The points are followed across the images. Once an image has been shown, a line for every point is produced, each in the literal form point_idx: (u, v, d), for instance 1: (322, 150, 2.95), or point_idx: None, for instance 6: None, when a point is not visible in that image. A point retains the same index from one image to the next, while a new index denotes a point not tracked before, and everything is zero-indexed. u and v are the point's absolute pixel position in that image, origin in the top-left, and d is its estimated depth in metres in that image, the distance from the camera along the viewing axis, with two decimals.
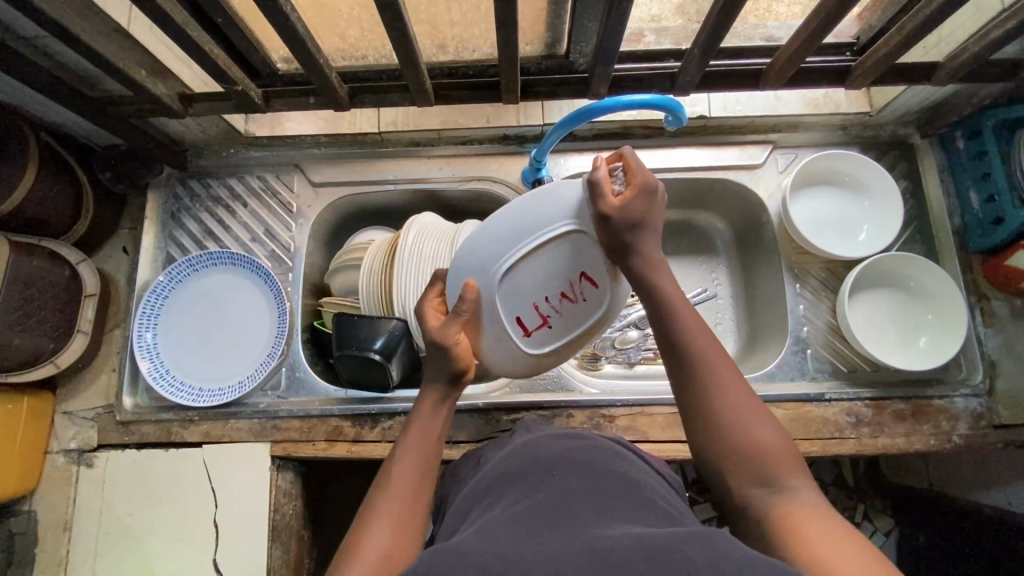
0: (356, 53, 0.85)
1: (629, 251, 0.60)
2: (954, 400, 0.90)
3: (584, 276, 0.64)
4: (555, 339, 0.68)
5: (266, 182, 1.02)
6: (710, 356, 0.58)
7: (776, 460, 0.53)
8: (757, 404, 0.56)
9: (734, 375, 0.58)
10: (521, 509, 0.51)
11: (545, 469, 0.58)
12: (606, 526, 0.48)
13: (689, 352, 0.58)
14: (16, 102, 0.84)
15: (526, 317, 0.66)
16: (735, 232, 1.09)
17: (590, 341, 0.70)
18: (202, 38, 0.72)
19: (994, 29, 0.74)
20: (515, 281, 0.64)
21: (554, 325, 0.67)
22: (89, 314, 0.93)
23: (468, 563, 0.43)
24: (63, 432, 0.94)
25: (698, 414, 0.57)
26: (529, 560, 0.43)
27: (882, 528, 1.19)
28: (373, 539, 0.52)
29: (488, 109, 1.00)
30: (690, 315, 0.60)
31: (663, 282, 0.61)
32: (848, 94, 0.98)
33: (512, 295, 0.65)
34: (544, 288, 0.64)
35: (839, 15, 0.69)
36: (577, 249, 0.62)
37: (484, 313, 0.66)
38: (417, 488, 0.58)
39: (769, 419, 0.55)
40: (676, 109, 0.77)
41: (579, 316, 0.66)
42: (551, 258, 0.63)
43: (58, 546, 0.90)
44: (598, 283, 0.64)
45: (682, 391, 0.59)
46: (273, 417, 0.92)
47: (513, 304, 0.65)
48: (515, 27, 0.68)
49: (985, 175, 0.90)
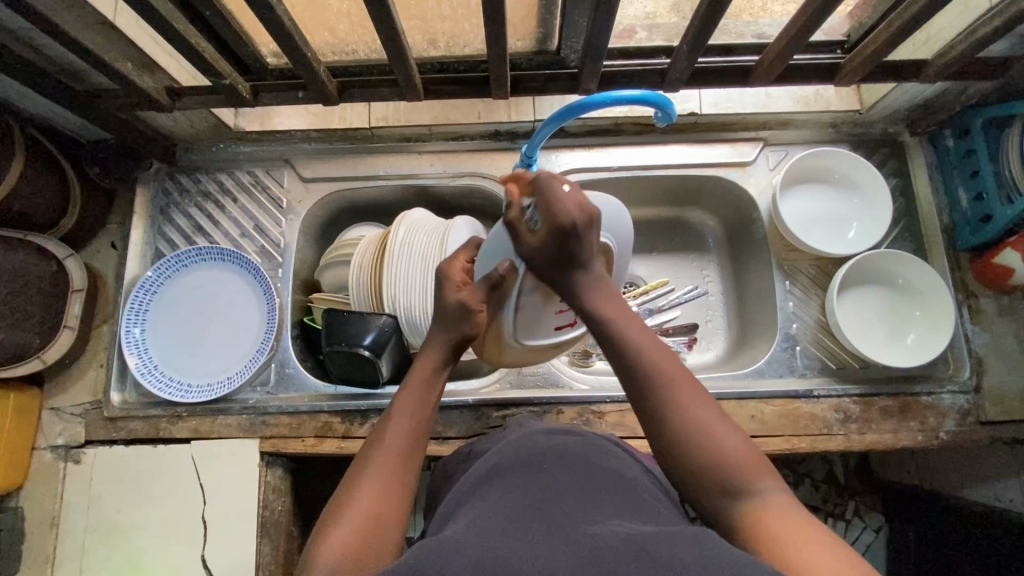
0: (346, 47, 0.85)
1: (568, 285, 0.64)
2: (941, 397, 0.90)
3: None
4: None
5: (256, 177, 1.01)
6: (661, 369, 0.58)
7: (737, 466, 0.52)
8: (717, 413, 0.55)
9: (691, 383, 0.57)
10: (506, 510, 0.50)
11: (523, 467, 0.58)
12: (594, 522, 0.48)
13: (638, 362, 0.59)
14: (1, 94, 0.83)
15: (565, 313, 0.73)
16: (725, 229, 1.09)
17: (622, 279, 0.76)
18: (189, 30, 0.71)
19: (982, 26, 0.74)
20: (531, 312, 0.70)
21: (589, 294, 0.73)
22: (76, 310, 0.91)
23: (456, 558, 0.43)
24: (50, 428, 0.93)
25: (653, 429, 0.57)
26: (520, 559, 0.43)
27: (871, 524, 1.21)
28: (358, 501, 0.53)
29: (479, 104, 1.00)
30: (641, 333, 0.61)
31: (603, 305, 0.63)
32: (838, 92, 0.99)
33: (542, 318, 0.72)
34: (557, 297, 0.70)
35: (825, 13, 0.69)
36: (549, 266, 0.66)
37: (532, 335, 0.74)
38: (407, 452, 0.58)
39: (730, 425, 0.55)
40: (665, 105, 0.76)
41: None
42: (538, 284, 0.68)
43: (45, 543, 0.89)
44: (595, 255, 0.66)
45: (636, 402, 0.59)
46: (263, 412, 0.92)
47: (547, 318, 0.72)
48: (503, 22, 0.68)
49: (974, 173, 0.91)
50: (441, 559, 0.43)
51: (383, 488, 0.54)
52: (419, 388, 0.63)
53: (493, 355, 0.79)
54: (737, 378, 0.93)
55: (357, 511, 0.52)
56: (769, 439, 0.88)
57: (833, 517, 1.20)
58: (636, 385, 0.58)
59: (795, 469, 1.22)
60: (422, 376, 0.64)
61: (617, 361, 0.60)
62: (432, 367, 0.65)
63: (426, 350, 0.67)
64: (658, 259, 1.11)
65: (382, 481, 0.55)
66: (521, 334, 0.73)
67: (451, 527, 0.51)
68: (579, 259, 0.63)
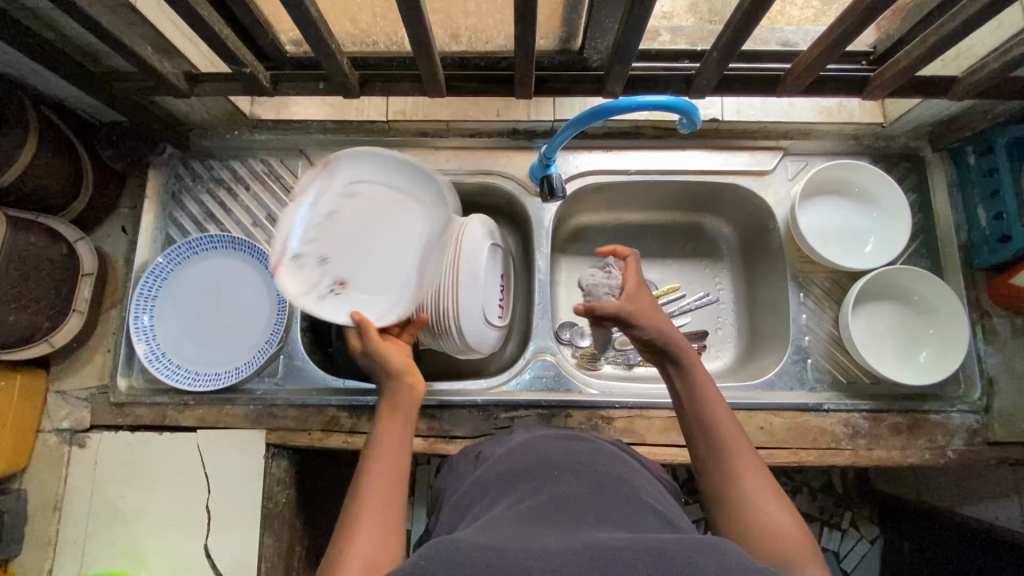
0: (367, 39, 0.83)
1: (647, 342, 0.71)
2: (950, 415, 0.91)
3: (329, 212, 0.83)
4: (297, 251, 0.80)
5: (270, 165, 1.00)
6: (722, 425, 0.64)
7: (774, 534, 0.55)
8: (772, 485, 0.59)
9: (749, 450, 0.62)
10: (526, 513, 0.50)
11: (546, 469, 0.58)
12: (609, 530, 0.48)
13: (702, 412, 0.66)
14: (16, 72, 0.81)
15: (324, 276, 0.82)
16: (739, 237, 1.09)
17: (281, 246, 0.79)
18: (213, 16, 0.69)
19: (1016, 45, 0.73)
20: (380, 268, 0.85)
21: (308, 246, 0.81)
22: (86, 294, 0.91)
23: (472, 557, 0.44)
24: (56, 411, 0.93)
25: (711, 474, 0.62)
26: (543, 561, 0.43)
27: (867, 535, 1.21)
28: (366, 511, 0.60)
29: (499, 102, 0.99)
30: (712, 392, 0.67)
31: (675, 340, 0.70)
32: (862, 104, 0.97)
33: (356, 265, 0.84)
34: (345, 243, 0.84)
35: (862, 27, 0.68)
36: (369, 203, 0.85)
37: (336, 309, 0.80)
38: (395, 468, 0.65)
39: (781, 498, 0.58)
40: (692, 112, 0.78)
41: (328, 223, 0.82)
42: (389, 242, 0.86)
43: (48, 527, 0.89)
44: (331, 199, 0.83)
45: (695, 454, 0.65)
46: (270, 404, 0.91)
47: (351, 282, 0.83)
48: (533, 20, 0.67)
49: (994, 193, 0.90)
50: (456, 558, 0.44)
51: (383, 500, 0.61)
52: (393, 435, 0.69)
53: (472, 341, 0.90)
54: (747, 388, 0.93)
55: (370, 519, 0.59)
56: (776, 452, 0.88)
57: (831, 528, 1.21)
58: (697, 437, 0.65)
59: (794, 477, 1.22)
60: (394, 422, 0.70)
61: (687, 414, 0.67)
62: (404, 404, 0.72)
63: (391, 390, 0.73)
64: (668, 263, 1.11)
65: (380, 493, 0.62)
66: (377, 299, 0.84)
67: (465, 528, 0.51)
68: (643, 316, 0.72)
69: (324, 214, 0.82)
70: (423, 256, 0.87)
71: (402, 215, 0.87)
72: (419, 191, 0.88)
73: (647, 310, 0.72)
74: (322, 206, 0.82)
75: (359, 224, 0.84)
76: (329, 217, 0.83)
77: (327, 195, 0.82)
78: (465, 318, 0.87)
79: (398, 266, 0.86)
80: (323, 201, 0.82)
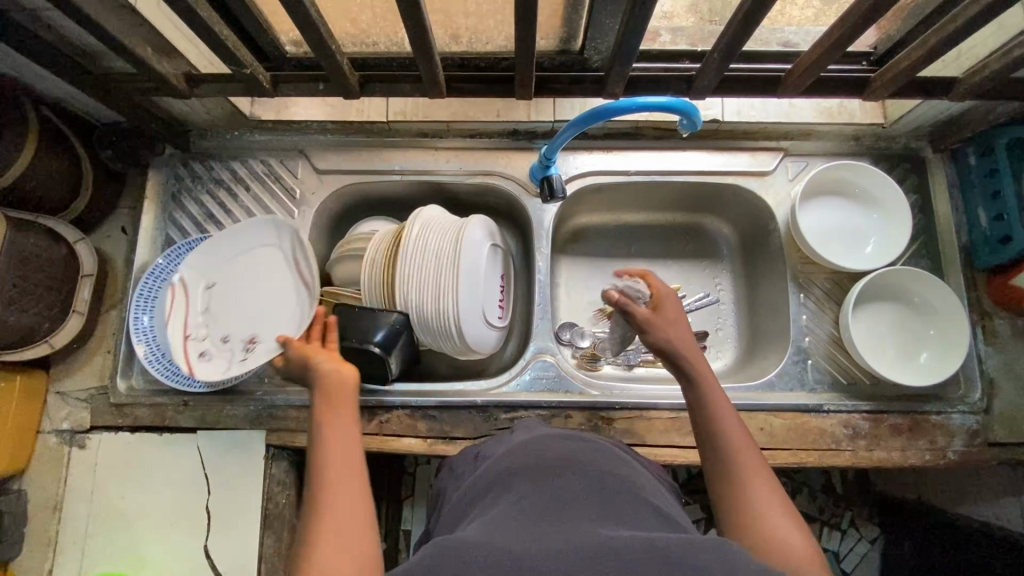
0: (367, 39, 0.83)
1: (662, 352, 0.73)
2: (951, 417, 0.91)
3: (194, 303, 0.89)
4: (201, 347, 0.88)
5: (270, 166, 1.00)
6: (731, 432, 0.64)
7: (788, 554, 0.54)
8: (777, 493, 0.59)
9: (756, 457, 0.62)
10: (529, 513, 0.50)
11: (547, 467, 0.57)
12: (612, 530, 0.48)
13: (711, 417, 0.66)
14: (16, 72, 0.81)
15: (234, 344, 0.89)
16: (740, 238, 1.09)
17: (183, 357, 0.86)
18: (213, 18, 0.69)
19: (1017, 46, 0.73)
20: (268, 313, 0.91)
21: (206, 341, 0.89)
22: (86, 296, 0.91)
23: (476, 559, 0.44)
24: (55, 412, 0.93)
25: (718, 479, 0.62)
26: (546, 564, 0.43)
27: (866, 535, 1.21)
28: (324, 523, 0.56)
29: (498, 103, 0.99)
30: (720, 397, 0.67)
31: (689, 352, 0.72)
32: (862, 105, 0.97)
33: (251, 322, 0.91)
34: (233, 313, 0.91)
35: (863, 28, 0.68)
36: (229, 272, 0.92)
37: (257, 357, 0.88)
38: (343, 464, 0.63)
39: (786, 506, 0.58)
40: (692, 113, 0.78)
41: (208, 311, 0.90)
42: (261, 281, 0.93)
43: (48, 527, 0.89)
44: (186, 297, 0.89)
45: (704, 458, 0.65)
46: (270, 405, 0.91)
47: (259, 331, 0.90)
48: (533, 21, 0.66)
49: (994, 194, 0.90)
50: (459, 561, 0.44)
51: (337, 503, 0.58)
52: (338, 429, 0.67)
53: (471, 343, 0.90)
54: (747, 389, 0.93)
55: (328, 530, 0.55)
56: (777, 453, 0.88)
57: (831, 528, 1.21)
58: (705, 442, 0.65)
59: (794, 477, 1.22)
60: (337, 417, 0.69)
61: (695, 419, 0.67)
62: (339, 398, 0.71)
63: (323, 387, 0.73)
64: (669, 264, 1.10)
65: (334, 498, 0.59)
66: (285, 327, 0.90)
67: (468, 527, 0.51)
68: (659, 327, 0.75)
69: (199, 310, 0.89)
70: (294, 273, 0.93)
71: (250, 252, 0.93)
72: (223, 244, 0.91)
73: (665, 322, 0.75)
74: (197, 304, 0.90)
75: (235, 286, 0.92)
76: (206, 302, 0.90)
77: (179, 297, 0.89)
78: (465, 321, 0.87)
79: (282, 301, 0.92)
80: (183, 298, 0.89)
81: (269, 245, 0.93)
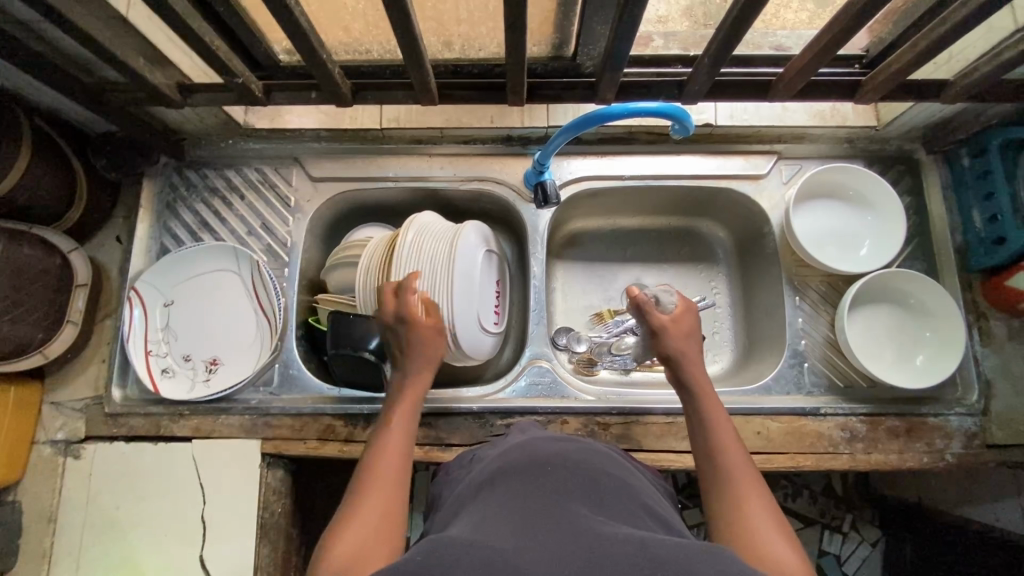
0: (359, 46, 0.83)
1: (671, 359, 0.75)
2: (948, 419, 0.90)
3: (156, 320, 0.93)
4: (162, 364, 0.92)
5: (265, 174, 1.00)
6: (732, 452, 0.64)
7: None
8: (775, 516, 0.58)
9: (755, 477, 0.62)
10: (520, 511, 0.50)
11: (538, 465, 0.57)
12: (608, 527, 0.48)
13: (712, 437, 0.66)
14: (9, 84, 0.81)
15: (197, 364, 0.93)
16: (735, 241, 1.09)
17: (144, 372, 0.90)
18: (202, 27, 0.69)
19: (1007, 49, 0.73)
20: (229, 335, 0.95)
21: (168, 357, 0.92)
22: (80, 305, 0.91)
23: (465, 558, 0.43)
24: (50, 422, 0.93)
25: (714, 493, 0.62)
26: (534, 564, 0.43)
27: (868, 538, 1.21)
28: (361, 514, 0.59)
29: (492, 109, 0.98)
30: (722, 420, 0.68)
31: (694, 370, 0.73)
32: (856, 107, 0.97)
33: (212, 343, 0.94)
34: (195, 332, 0.94)
35: (854, 30, 0.68)
36: (192, 291, 0.95)
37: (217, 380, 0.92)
38: (400, 469, 0.65)
39: (782, 529, 0.56)
40: (683, 118, 0.78)
41: (168, 328, 0.93)
42: (223, 302, 0.96)
43: (42, 538, 0.89)
44: (148, 315, 0.93)
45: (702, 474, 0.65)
46: (265, 413, 0.91)
47: (219, 352, 0.94)
48: (523, 29, 0.67)
49: (988, 194, 0.90)
50: (448, 559, 0.43)
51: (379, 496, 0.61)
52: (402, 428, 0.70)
53: (463, 351, 0.89)
54: (744, 391, 0.93)
55: (359, 523, 0.58)
56: (774, 456, 0.88)
57: (832, 531, 1.20)
58: (704, 458, 0.65)
59: (794, 480, 1.22)
60: (401, 411, 0.72)
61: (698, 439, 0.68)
62: (416, 397, 0.75)
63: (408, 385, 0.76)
64: (664, 267, 1.10)
65: (379, 495, 0.61)
66: (243, 352, 0.94)
67: (459, 526, 0.50)
68: (668, 333, 0.76)
69: (161, 327, 0.93)
70: (253, 299, 0.95)
71: (210, 275, 0.96)
72: (187, 265, 0.95)
73: (673, 331, 0.77)
74: (160, 321, 0.93)
75: (193, 306, 0.95)
76: (168, 321, 0.94)
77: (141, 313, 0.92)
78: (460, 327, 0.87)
79: (241, 324, 0.95)
80: (142, 315, 0.92)
81: (228, 271, 0.96)
